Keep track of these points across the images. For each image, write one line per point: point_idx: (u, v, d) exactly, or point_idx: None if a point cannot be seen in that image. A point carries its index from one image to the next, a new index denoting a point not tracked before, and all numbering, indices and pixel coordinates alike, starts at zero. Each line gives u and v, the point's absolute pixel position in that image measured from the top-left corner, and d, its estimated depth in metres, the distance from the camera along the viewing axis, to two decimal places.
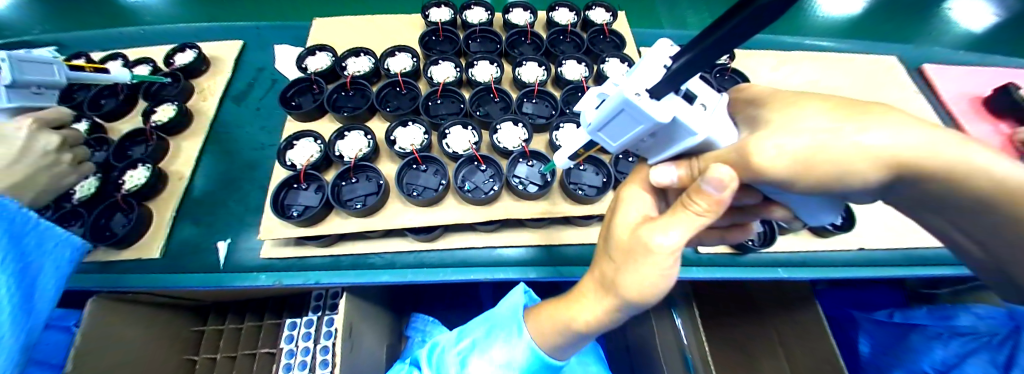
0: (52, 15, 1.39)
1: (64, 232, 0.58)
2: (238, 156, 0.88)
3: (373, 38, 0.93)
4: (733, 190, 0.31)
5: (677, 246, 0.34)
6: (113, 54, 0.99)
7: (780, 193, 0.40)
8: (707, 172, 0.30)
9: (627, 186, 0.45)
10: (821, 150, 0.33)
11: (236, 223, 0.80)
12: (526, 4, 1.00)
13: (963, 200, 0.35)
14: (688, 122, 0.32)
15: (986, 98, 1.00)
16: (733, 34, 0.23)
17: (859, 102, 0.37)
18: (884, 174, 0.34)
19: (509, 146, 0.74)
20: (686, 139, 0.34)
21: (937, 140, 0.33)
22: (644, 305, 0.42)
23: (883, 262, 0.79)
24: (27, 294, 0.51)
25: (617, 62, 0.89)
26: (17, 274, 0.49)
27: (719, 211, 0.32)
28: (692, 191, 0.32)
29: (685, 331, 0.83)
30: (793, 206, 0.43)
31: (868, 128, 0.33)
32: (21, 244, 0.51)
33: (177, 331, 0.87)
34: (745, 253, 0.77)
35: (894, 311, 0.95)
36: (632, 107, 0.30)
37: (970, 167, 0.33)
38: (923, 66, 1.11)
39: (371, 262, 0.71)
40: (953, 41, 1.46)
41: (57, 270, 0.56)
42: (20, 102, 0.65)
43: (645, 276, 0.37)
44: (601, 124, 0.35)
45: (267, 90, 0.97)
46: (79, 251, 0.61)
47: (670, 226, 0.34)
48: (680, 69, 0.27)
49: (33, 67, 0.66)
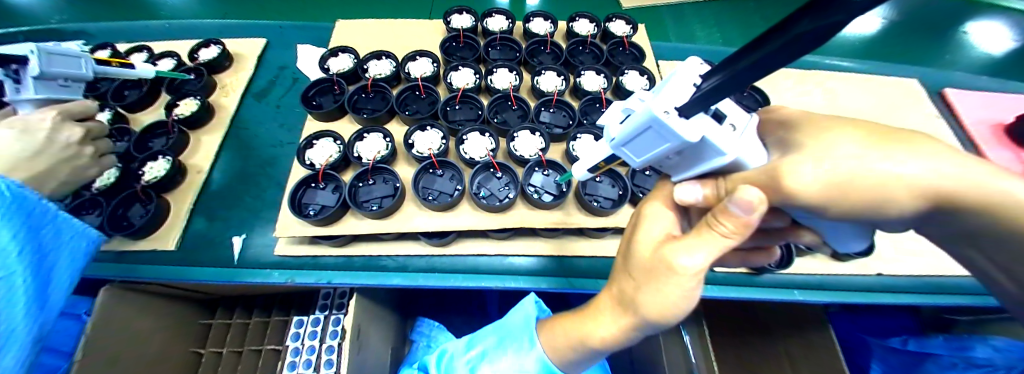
0: (80, 6, 1.43)
1: (79, 224, 0.55)
2: (257, 152, 0.89)
3: (395, 42, 0.94)
4: (762, 212, 0.30)
5: (702, 268, 0.34)
6: (138, 46, 1.02)
7: (808, 217, 0.39)
8: (734, 193, 0.30)
9: (649, 203, 0.44)
10: (852, 177, 0.32)
11: (252, 218, 0.80)
12: (546, 14, 1.00)
13: (998, 233, 0.34)
14: (718, 142, 0.31)
15: (1009, 126, 0.98)
16: (768, 56, 0.23)
17: (892, 128, 0.36)
18: (917, 204, 0.34)
19: (526, 154, 0.75)
20: (715, 159, 0.33)
21: (974, 171, 0.32)
22: (664, 325, 0.41)
23: (903, 288, 0.77)
24: (42, 288, 0.49)
25: (636, 75, 0.89)
26: (33, 267, 0.47)
27: (745, 233, 0.32)
28: (718, 212, 0.32)
29: (694, 350, 0.83)
30: (820, 231, 0.42)
31: (900, 156, 0.33)
32: (39, 236, 0.48)
33: (185, 323, 0.88)
34: (761, 273, 0.76)
35: (908, 339, 0.91)
36: (660, 125, 0.30)
37: (1009, 200, 0.32)
38: (945, 90, 1.09)
39: (383, 264, 0.71)
40: (975, 65, 1.44)
41: (72, 258, 0.54)
42: (47, 93, 0.67)
43: (666, 296, 0.37)
44: (626, 139, 0.35)
45: (287, 88, 0.99)
46: (96, 242, 0.59)
47: (694, 247, 0.34)
48: (713, 89, 0.27)
49: (60, 60, 0.66)
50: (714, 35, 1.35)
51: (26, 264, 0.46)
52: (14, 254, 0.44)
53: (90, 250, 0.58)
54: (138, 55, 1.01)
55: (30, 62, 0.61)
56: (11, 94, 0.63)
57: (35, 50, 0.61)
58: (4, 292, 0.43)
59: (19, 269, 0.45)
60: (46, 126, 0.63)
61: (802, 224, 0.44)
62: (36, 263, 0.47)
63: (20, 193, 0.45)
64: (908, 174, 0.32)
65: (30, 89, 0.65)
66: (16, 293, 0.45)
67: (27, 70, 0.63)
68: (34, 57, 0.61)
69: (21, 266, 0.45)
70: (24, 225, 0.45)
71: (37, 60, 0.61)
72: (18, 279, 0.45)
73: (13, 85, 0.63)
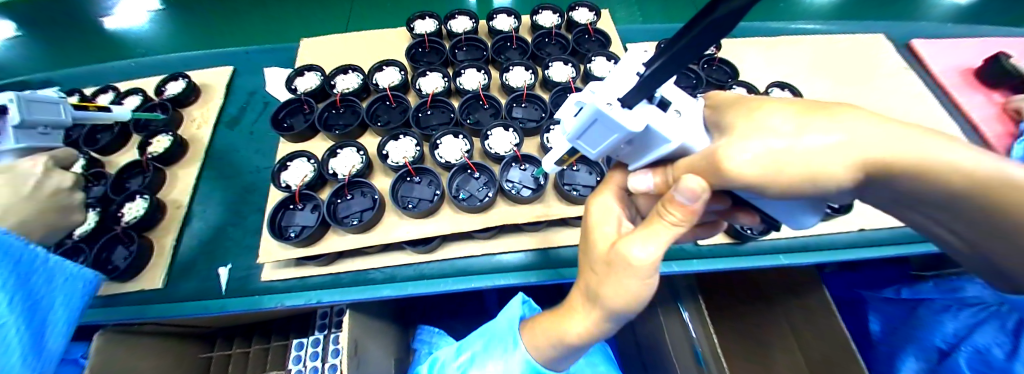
0: (48, 56, 1.44)
1: (73, 266, 0.56)
2: (235, 181, 0.88)
3: (361, 55, 0.94)
4: (706, 199, 0.30)
5: (656, 258, 0.34)
6: (104, 87, 1.00)
7: (761, 199, 0.40)
8: (678, 183, 0.30)
9: (602, 195, 0.46)
10: (798, 151, 0.33)
11: (237, 248, 0.80)
12: (509, 10, 1.00)
13: (938, 194, 0.35)
14: (662, 130, 0.32)
15: (978, 70, 0.99)
16: (693, 42, 0.24)
17: (828, 104, 0.38)
18: (862, 175, 0.35)
19: (500, 151, 0.75)
20: (662, 146, 0.35)
21: (905, 139, 0.34)
22: (630, 313, 0.43)
23: (890, 241, 0.78)
24: (36, 335, 0.50)
25: (603, 61, 0.89)
26: (21, 317, 0.48)
27: (693, 220, 0.32)
28: (667, 201, 0.32)
29: (694, 324, 0.84)
30: (768, 207, 0.42)
31: (842, 123, 0.35)
32: (29, 283, 0.49)
33: (189, 361, 0.89)
34: (744, 241, 0.76)
35: (901, 288, 0.94)
36: (604, 117, 0.30)
37: (947, 164, 0.33)
38: (911, 41, 1.10)
39: (371, 277, 0.71)
40: (938, 15, 1.46)
41: (65, 302, 0.54)
42: (29, 142, 0.66)
43: (626, 287, 0.37)
44: (579, 133, 0.35)
45: (259, 113, 0.98)
46: (95, 283, 0.60)
47: (647, 238, 0.34)
48: (653, 75, 0.27)
49: (39, 107, 0.66)
50: (634, 14, 1.47)
51: (18, 314, 0.47)
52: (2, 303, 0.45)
53: (91, 292, 0.59)
54: (104, 96, 1.00)
55: (10, 111, 0.61)
56: None
57: (14, 98, 0.62)
58: None
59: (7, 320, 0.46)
60: (37, 172, 0.65)
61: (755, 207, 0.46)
62: (27, 310, 0.49)
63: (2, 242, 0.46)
64: (844, 135, 0.34)
65: (11, 139, 0.64)
66: (9, 345, 0.46)
67: (6, 119, 0.63)
68: (14, 105, 0.61)
69: (11, 314, 0.46)
70: (10, 273, 0.47)
71: (16, 108, 0.61)
72: (8, 328, 0.46)
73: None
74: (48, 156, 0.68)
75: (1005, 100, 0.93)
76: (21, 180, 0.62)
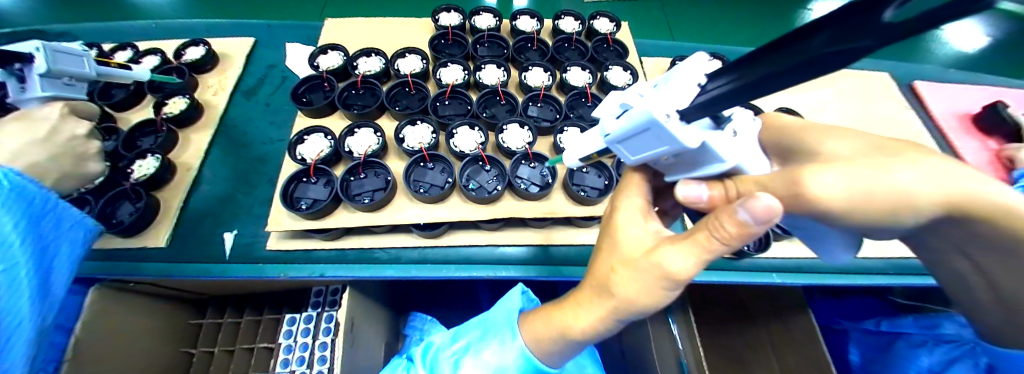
0: (58, 12, 1.43)
1: (79, 213, 0.56)
2: (248, 150, 0.89)
3: (384, 40, 0.96)
4: (769, 222, 0.30)
5: (690, 269, 0.36)
6: (123, 44, 1.01)
7: (814, 226, 0.42)
8: (751, 200, 0.29)
9: (629, 196, 0.46)
10: (814, 169, 0.35)
11: (245, 216, 0.81)
12: (533, 12, 1.03)
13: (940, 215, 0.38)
14: (718, 149, 0.32)
15: (975, 115, 1.04)
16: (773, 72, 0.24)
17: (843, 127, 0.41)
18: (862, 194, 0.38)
19: (514, 146, 0.77)
20: (713, 165, 0.35)
21: (907, 168, 0.37)
22: (640, 314, 0.45)
23: (879, 270, 0.82)
24: (43, 280, 0.50)
25: (619, 70, 0.92)
26: (34, 259, 0.48)
27: (742, 240, 0.32)
28: (721, 212, 0.31)
29: (680, 335, 0.86)
30: (814, 242, 0.47)
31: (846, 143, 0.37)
32: (38, 226, 0.49)
33: (177, 325, 0.89)
34: (740, 257, 0.79)
35: (881, 321, 0.98)
36: (660, 129, 0.30)
37: (941, 190, 0.36)
38: (914, 82, 1.15)
39: (376, 256, 0.73)
40: (938, 62, 1.53)
41: (72, 245, 0.55)
42: (53, 91, 0.67)
43: (651, 289, 0.40)
44: (624, 136, 0.35)
45: (277, 86, 0.99)
46: (94, 233, 0.60)
47: (686, 249, 0.35)
48: (722, 97, 0.27)
49: (65, 58, 0.66)
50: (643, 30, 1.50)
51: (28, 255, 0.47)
52: (17, 242, 0.45)
53: (89, 241, 0.59)
54: (122, 53, 1.00)
55: (37, 60, 0.62)
56: (15, 93, 0.63)
57: (40, 47, 0.62)
58: (8, 284, 0.44)
59: (20, 261, 0.46)
60: (54, 119, 0.64)
61: (798, 236, 0.48)
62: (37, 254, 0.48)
63: (17, 182, 0.46)
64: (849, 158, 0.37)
65: (37, 88, 0.64)
66: (20, 286, 0.46)
67: (33, 69, 0.63)
68: (41, 54, 0.62)
69: (22, 256, 0.46)
70: (23, 214, 0.46)
71: (44, 57, 0.62)
72: (21, 268, 0.46)
73: (18, 85, 0.63)
74: (69, 106, 0.68)
75: (998, 148, 0.96)
76: (41, 124, 0.62)
